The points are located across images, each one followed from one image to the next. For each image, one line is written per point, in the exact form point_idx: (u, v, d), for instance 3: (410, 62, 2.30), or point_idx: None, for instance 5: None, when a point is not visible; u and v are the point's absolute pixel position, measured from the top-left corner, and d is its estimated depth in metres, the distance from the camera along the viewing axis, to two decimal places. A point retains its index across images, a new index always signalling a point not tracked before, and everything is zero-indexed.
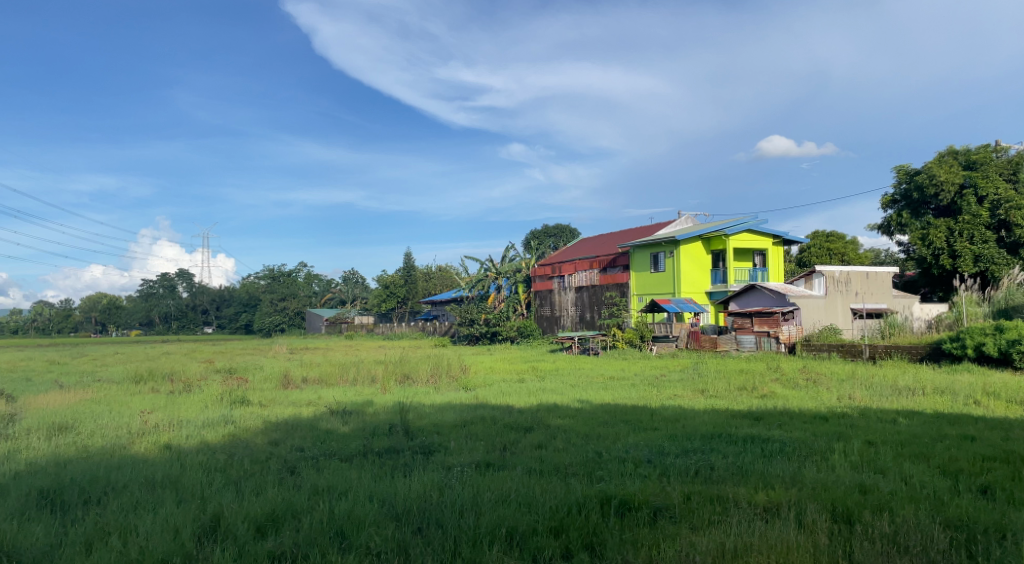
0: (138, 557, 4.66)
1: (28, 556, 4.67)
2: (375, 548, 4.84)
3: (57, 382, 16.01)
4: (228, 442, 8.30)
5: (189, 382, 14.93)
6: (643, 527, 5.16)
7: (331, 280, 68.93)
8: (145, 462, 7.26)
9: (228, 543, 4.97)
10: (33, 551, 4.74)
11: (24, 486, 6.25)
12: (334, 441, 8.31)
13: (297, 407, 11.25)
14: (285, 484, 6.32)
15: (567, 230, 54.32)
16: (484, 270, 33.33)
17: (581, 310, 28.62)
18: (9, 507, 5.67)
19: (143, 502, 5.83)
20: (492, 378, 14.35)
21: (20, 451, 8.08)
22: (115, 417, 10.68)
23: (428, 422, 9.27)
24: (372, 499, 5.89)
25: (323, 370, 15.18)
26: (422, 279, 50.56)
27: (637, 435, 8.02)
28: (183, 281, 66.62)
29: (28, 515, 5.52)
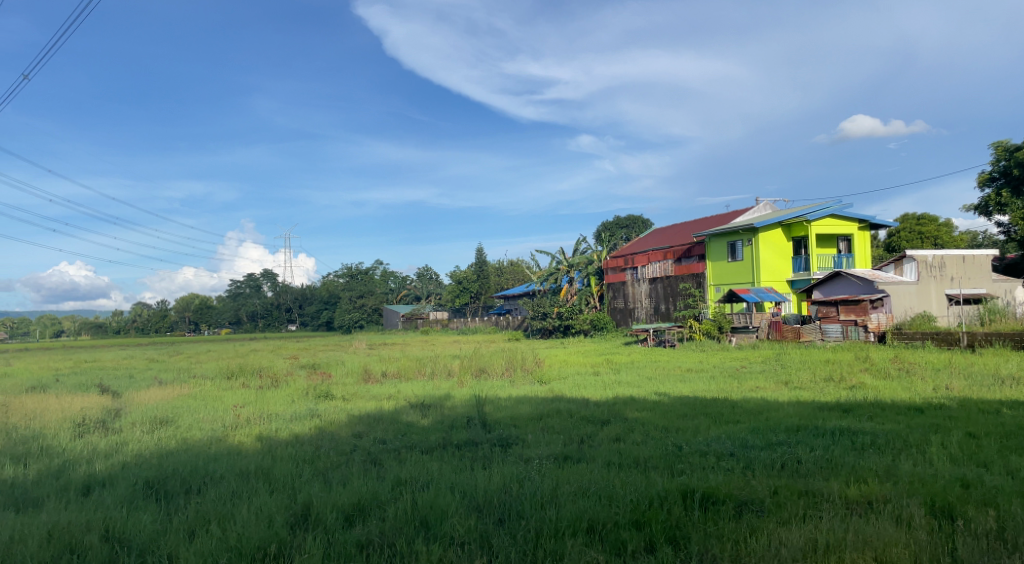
0: (238, 544, 4.99)
1: (138, 542, 5.11)
2: (458, 538, 5.00)
3: (159, 379, 17.26)
4: (316, 435, 8.74)
5: (277, 377, 15.78)
6: (725, 521, 5.08)
7: (407, 277, 70.73)
8: (239, 454, 7.76)
9: (319, 531, 5.25)
10: (142, 538, 5.17)
11: (131, 477, 6.80)
12: (415, 433, 8.59)
13: (379, 401, 11.69)
14: (370, 476, 6.59)
15: (639, 221, 53.50)
16: (555, 263, 33.38)
17: (656, 301, 28.36)
18: (119, 496, 6.18)
19: (240, 492, 6.23)
20: (567, 372, 14.40)
21: (129, 443, 8.80)
22: (211, 411, 11.43)
23: (504, 415, 9.44)
24: (454, 490, 6.06)
25: (402, 365, 15.68)
26: (495, 275, 51.18)
27: (718, 428, 7.86)
28: (269, 281, 70.16)
29: (137, 504, 6.01)
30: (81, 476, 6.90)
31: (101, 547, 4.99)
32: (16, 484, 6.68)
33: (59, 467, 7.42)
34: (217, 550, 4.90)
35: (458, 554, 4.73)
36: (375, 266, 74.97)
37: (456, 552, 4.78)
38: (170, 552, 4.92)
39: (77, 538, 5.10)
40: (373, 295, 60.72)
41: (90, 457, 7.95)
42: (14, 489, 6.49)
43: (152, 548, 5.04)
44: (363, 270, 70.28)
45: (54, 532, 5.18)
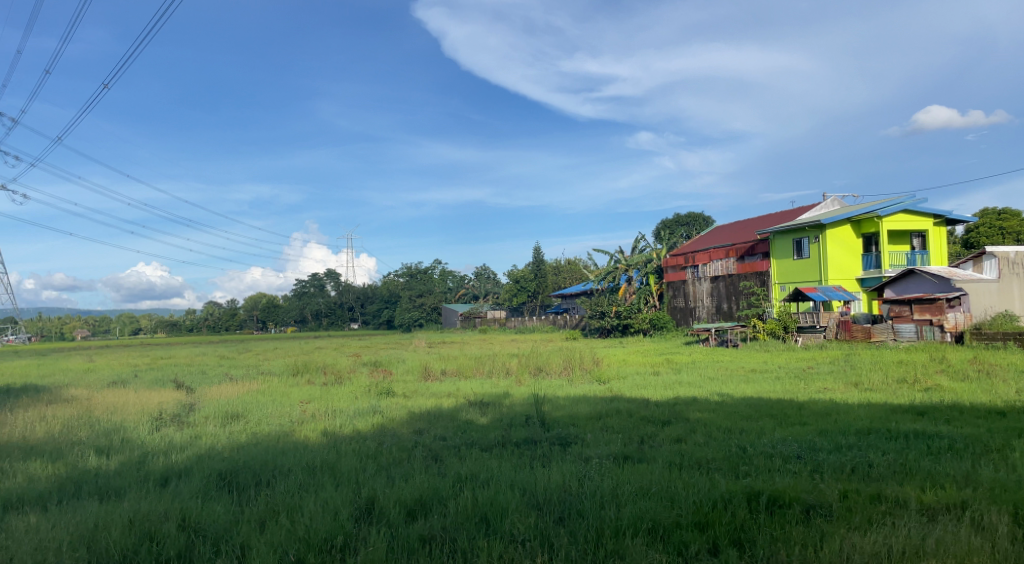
0: (306, 535, 5.21)
1: (213, 531, 5.40)
2: (519, 535, 5.05)
3: (230, 375, 18.10)
4: (378, 431, 8.99)
5: (341, 374, 16.28)
6: (794, 525, 4.95)
7: (465, 276, 71.57)
8: (306, 448, 8.07)
9: (383, 525, 5.42)
10: (217, 528, 5.46)
11: (206, 469, 7.19)
12: (475, 431, 8.73)
13: (438, 398, 11.92)
14: (432, 472, 6.74)
15: (699, 218, 52.43)
16: (613, 262, 33.11)
17: (717, 300, 27.75)
18: (196, 487, 6.54)
19: (307, 485, 6.49)
20: (626, 371, 14.27)
21: (204, 437, 9.28)
22: (279, 406, 11.92)
23: (563, 414, 9.46)
24: (514, 487, 6.13)
25: (461, 363, 15.92)
26: (552, 273, 51.14)
27: (784, 430, 7.64)
28: (332, 281, 72.40)
29: (212, 495, 6.36)
30: (160, 468, 7.33)
31: (178, 536, 5.30)
32: (103, 473, 7.15)
33: (139, 459, 7.91)
34: (287, 541, 5.12)
35: (519, 551, 4.79)
36: (434, 266, 76.32)
37: (518, 549, 4.84)
38: (243, 542, 5.18)
39: (156, 526, 5.41)
40: (432, 295, 61.74)
41: (168, 450, 8.43)
42: (101, 478, 6.95)
43: (226, 538, 5.31)
44: (423, 269, 71.64)
45: (135, 519, 5.53)
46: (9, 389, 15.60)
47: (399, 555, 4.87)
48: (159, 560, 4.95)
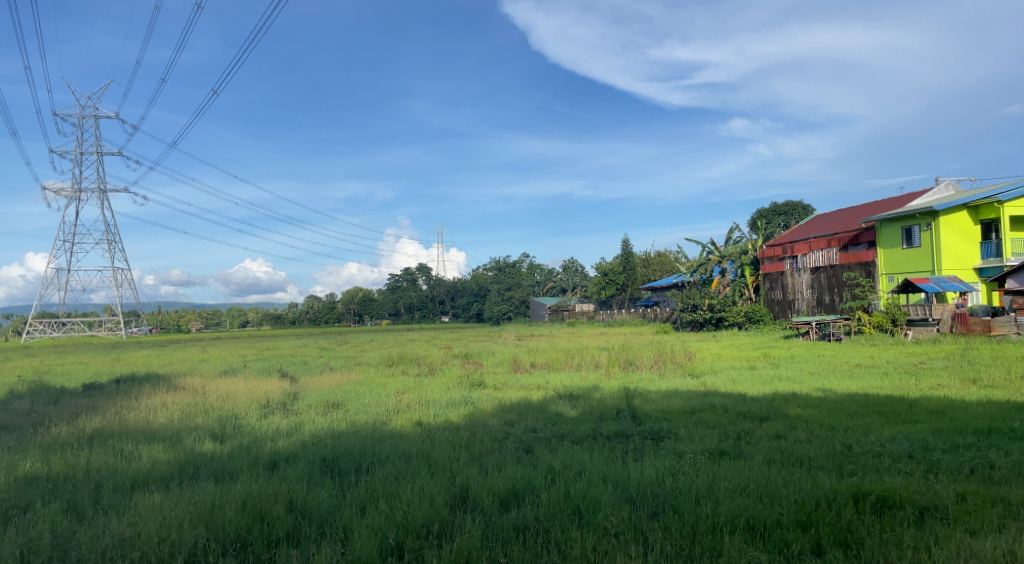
0: (404, 520, 5.48)
1: (319, 515, 5.80)
2: (612, 528, 5.09)
3: (330, 366, 19.18)
4: (470, 422, 9.26)
5: (433, 366, 16.87)
6: (906, 527, 4.71)
7: (553, 271, 71.83)
8: (402, 437, 8.45)
9: (477, 513, 5.61)
10: (323, 511, 5.86)
11: (311, 454, 7.68)
12: (565, 423, 8.81)
13: (528, 390, 12.10)
14: (524, 462, 6.89)
15: (798, 206, 49.89)
16: (706, 253, 32.77)
17: (819, 292, 26.32)
18: (302, 472, 7.02)
19: (404, 473, 6.80)
20: (720, 365, 13.90)
21: (307, 424, 9.90)
22: (376, 396, 12.53)
23: (654, 408, 9.36)
24: (606, 480, 6.16)
25: (550, 356, 16.06)
26: (641, 266, 50.42)
27: (893, 428, 7.21)
28: (423, 275, 74.85)
29: (317, 479, 6.80)
30: (268, 453, 7.92)
31: (286, 517, 5.72)
32: (218, 457, 7.80)
33: (250, 444, 8.57)
34: (387, 525, 5.40)
35: (612, 544, 4.84)
36: (522, 260, 77.03)
37: (611, 542, 4.89)
38: (346, 525, 5.52)
39: (267, 508, 5.87)
40: (520, 288, 62.51)
41: (275, 436, 9.08)
42: (216, 461, 7.59)
43: (330, 521, 5.69)
44: (511, 263, 72.62)
45: (248, 501, 6.01)
46: (137, 377, 17.24)
47: (493, 542, 5.04)
48: (271, 539, 5.38)
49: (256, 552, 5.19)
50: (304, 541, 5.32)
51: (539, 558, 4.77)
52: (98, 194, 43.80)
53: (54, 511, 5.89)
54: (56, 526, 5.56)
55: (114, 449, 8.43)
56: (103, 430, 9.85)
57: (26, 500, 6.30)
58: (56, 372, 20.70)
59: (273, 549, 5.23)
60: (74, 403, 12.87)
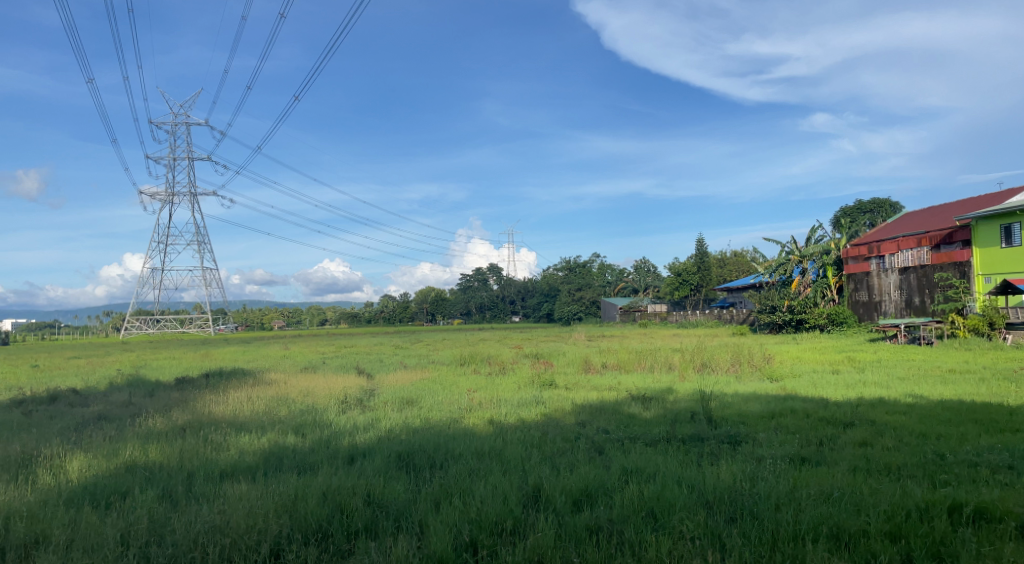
0: (478, 517, 5.63)
1: (396, 508, 6.03)
2: (688, 532, 5.06)
3: (404, 363, 19.77)
4: (542, 421, 9.35)
5: (504, 365, 17.09)
6: (1007, 541, 4.46)
7: (624, 271, 71.17)
8: (474, 435, 8.65)
9: (550, 513, 5.69)
10: (400, 505, 6.09)
11: (387, 450, 7.99)
12: (637, 425, 8.75)
13: (599, 391, 12.08)
14: (596, 463, 6.92)
15: (886, 204, 47.45)
16: (786, 254, 31.73)
17: (908, 294, 24.87)
18: (380, 466, 7.32)
19: (477, 470, 6.96)
20: (801, 369, 13.39)
21: (383, 420, 10.29)
22: (448, 394, 12.83)
23: (731, 412, 9.16)
24: (681, 483, 6.11)
25: (621, 357, 15.97)
26: (717, 266, 49.23)
27: (991, 437, 6.78)
28: (495, 275, 75.90)
29: (394, 474, 7.07)
30: (347, 447, 8.30)
31: (365, 510, 6.01)
32: (300, 451, 8.23)
33: (329, 438, 8.98)
34: (460, 521, 5.56)
35: (688, 548, 4.82)
36: (593, 260, 76.77)
37: (686, 546, 4.86)
38: (422, 520, 5.73)
39: (346, 501, 6.15)
40: (591, 289, 62.20)
41: (353, 431, 9.48)
42: (298, 454, 8.01)
43: (406, 515, 5.92)
44: (582, 263, 72.46)
45: (328, 493, 6.32)
46: (226, 372, 18.32)
47: (567, 542, 5.11)
48: (350, 530, 5.66)
49: (337, 543, 5.47)
50: (382, 534, 5.57)
51: (613, 559, 4.81)
52: (189, 198, 46.80)
53: (152, 498, 6.40)
54: (154, 511, 6.02)
55: (205, 440, 9.05)
56: (194, 421, 10.54)
57: (127, 486, 6.85)
58: (154, 366, 22.25)
59: (352, 540, 5.50)
60: (168, 396, 13.81)
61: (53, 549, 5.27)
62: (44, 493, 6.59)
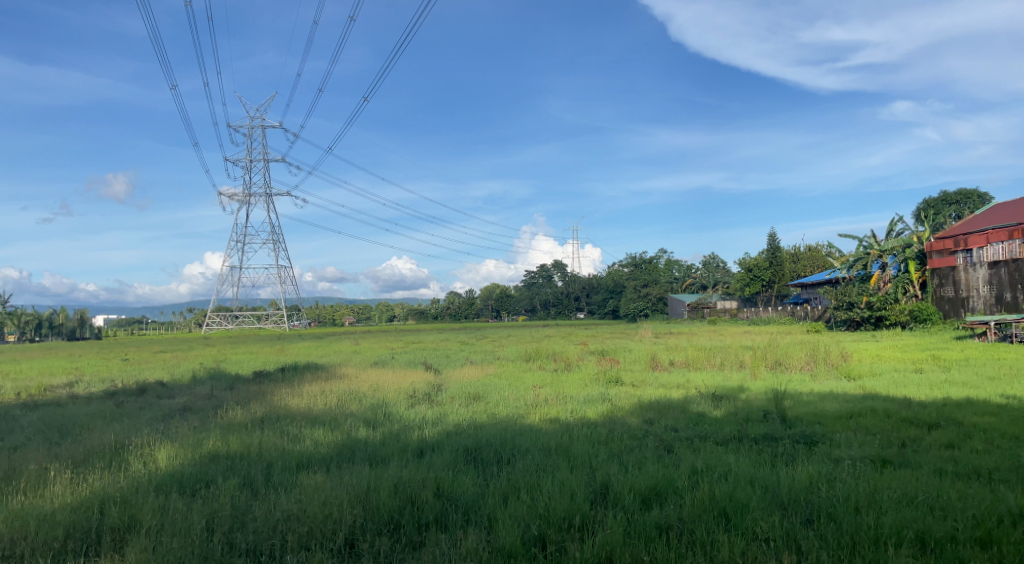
0: (546, 512, 5.72)
1: (467, 502, 6.22)
2: (762, 534, 5.01)
3: (470, 359, 20.12)
4: (608, 419, 9.35)
5: (570, 362, 17.15)
6: None
7: (691, 267, 69.87)
8: (541, 431, 8.76)
9: (619, 510, 5.73)
10: (470, 499, 6.28)
11: (455, 444, 8.20)
12: (707, 424, 8.63)
13: (667, 389, 11.94)
14: (665, 461, 6.89)
15: (975, 194, 44.67)
16: (863, 248, 30.78)
17: (998, 289, 23.26)
18: (449, 460, 7.53)
19: (544, 466, 7.07)
20: (881, 367, 12.81)
21: (450, 415, 10.56)
22: (514, 390, 12.99)
23: (806, 411, 8.90)
24: (754, 483, 6.02)
25: (690, 354, 15.71)
26: (790, 261, 47.65)
27: None
28: (559, 272, 76.09)
29: (463, 468, 7.27)
30: (416, 441, 8.57)
31: (435, 502, 6.22)
32: (371, 443, 8.57)
33: (399, 432, 9.29)
34: (529, 516, 5.67)
35: (762, 551, 4.79)
36: (659, 256, 75.69)
37: (761, 549, 4.83)
38: (490, 514, 5.89)
39: (417, 493, 6.38)
40: (657, 285, 61.26)
41: (422, 425, 9.75)
42: (369, 447, 8.35)
43: (475, 509, 6.10)
44: (647, 259, 71.56)
45: (400, 484, 6.56)
46: (301, 366, 19.17)
47: (636, 540, 5.15)
48: (421, 523, 5.89)
49: (408, 534, 5.71)
50: (452, 526, 5.77)
51: (685, 558, 4.82)
52: (266, 197, 49.25)
53: (234, 486, 6.81)
54: (237, 500, 6.42)
55: (281, 431, 9.55)
56: (271, 414, 11.14)
57: (210, 475, 7.31)
58: (234, 361, 23.47)
59: (423, 532, 5.72)
60: (248, 388, 14.61)
61: (145, 532, 5.68)
62: (136, 479, 7.11)
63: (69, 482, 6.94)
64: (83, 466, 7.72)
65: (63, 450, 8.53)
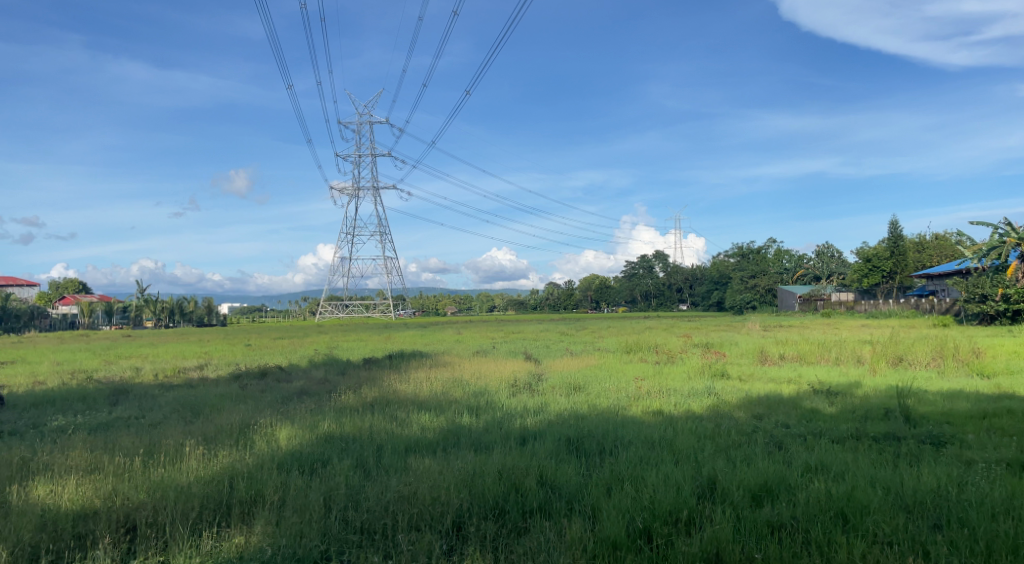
0: (651, 505, 5.83)
1: (571, 491, 6.47)
2: (885, 538, 4.93)
3: (570, 350, 20.31)
4: (714, 413, 9.24)
5: (671, 354, 16.94)
6: None
7: (803, 257, 66.33)
8: (643, 423, 8.83)
9: (727, 506, 5.75)
10: (574, 488, 6.52)
11: (558, 434, 8.45)
12: (822, 421, 8.35)
13: (777, 384, 11.58)
14: (777, 458, 6.79)
15: None
16: (1000, 234, 28.05)
17: None
18: (554, 449, 7.79)
19: (648, 458, 7.18)
20: (1022, 364, 11.75)
21: (552, 404, 10.85)
22: (616, 381, 13.09)
23: (932, 410, 8.39)
24: (874, 484, 5.84)
25: (801, 348, 15.10)
26: (914, 251, 44.55)
27: None
28: (660, 262, 74.68)
29: (567, 457, 7.51)
30: (518, 429, 8.91)
31: (538, 490, 6.50)
32: (475, 430, 8.99)
33: (502, 420, 9.67)
34: (633, 508, 5.81)
35: (885, 555, 4.73)
36: (767, 245, 72.62)
37: (883, 552, 4.78)
38: (594, 504, 6.10)
39: (521, 480, 6.69)
40: (765, 275, 58.65)
41: (524, 414, 10.10)
42: (473, 434, 8.77)
43: (579, 498, 6.33)
44: (755, 249, 68.66)
45: (505, 471, 6.88)
46: (406, 354, 20.16)
47: (746, 537, 5.18)
48: (526, 509, 6.19)
49: (514, 519, 6.02)
50: (556, 515, 6.03)
51: (800, 558, 4.82)
52: (372, 192, 51.71)
53: (349, 466, 7.40)
54: (350, 479, 6.98)
55: (391, 416, 10.21)
56: (381, 399, 11.90)
57: (326, 456, 7.98)
58: (346, 348, 25.05)
59: (529, 519, 6.02)
60: (358, 374, 15.64)
61: (269, 506, 6.33)
62: (260, 456, 7.88)
63: (201, 457, 7.78)
64: (214, 444, 8.63)
65: (197, 428, 9.57)
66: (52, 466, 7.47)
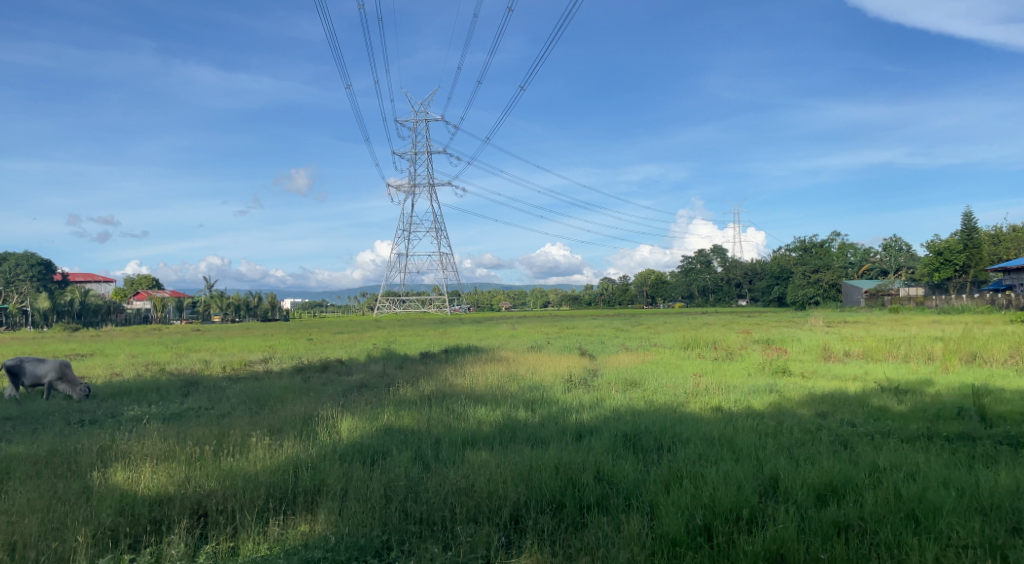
0: (711, 502, 5.90)
1: (628, 487, 6.60)
2: (959, 540, 4.90)
3: (625, 346, 20.27)
4: (775, 410, 9.16)
5: (730, 351, 16.69)
6: None
7: (869, 251, 63.69)
8: (702, 421, 8.85)
9: (791, 506, 5.77)
10: (632, 484, 6.65)
11: (614, 429, 8.58)
12: (890, 419, 8.19)
13: (842, 381, 11.32)
14: (841, 457, 6.72)
15: None
16: None
17: None
18: (612, 445, 7.92)
19: (707, 455, 7.23)
20: None
21: (608, 400, 10.96)
22: (673, 378, 13.04)
23: (1010, 409, 8.10)
24: (947, 485, 5.75)
25: (868, 344, 14.62)
26: (991, 244, 42.14)
27: None
28: (718, 257, 73.06)
29: (624, 453, 7.62)
30: (575, 424, 9.07)
31: (595, 485, 6.66)
32: (530, 425, 9.21)
33: (558, 415, 9.85)
34: (693, 505, 5.89)
35: (960, 558, 4.72)
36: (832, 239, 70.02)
37: (957, 554, 4.77)
38: (652, 500, 6.22)
39: (577, 475, 6.85)
40: (829, 270, 56.58)
41: (579, 409, 10.26)
42: (529, 429, 8.98)
43: (636, 494, 6.47)
44: (818, 243, 66.31)
45: (561, 466, 7.06)
46: (462, 348, 20.54)
47: (811, 537, 5.21)
48: (583, 504, 6.36)
49: (572, 514, 6.21)
50: (614, 510, 6.20)
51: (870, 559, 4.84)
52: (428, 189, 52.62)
53: (408, 459, 7.73)
54: (410, 471, 7.30)
55: (449, 410, 10.52)
56: (439, 392, 12.26)
57: (386, 449, 8.33)
58: (403, 342, 25.70)
59: (587, 514, 6.20)
60: (416, 368, 16.06)
61: (333, 496, 6.71)
62: (322, 448, 8.29)
63: (267, 447, 8.27)
64: (280, 434, 9.13)
65: (265, 419, 10.14)
66: (129, 454, 8.10)
